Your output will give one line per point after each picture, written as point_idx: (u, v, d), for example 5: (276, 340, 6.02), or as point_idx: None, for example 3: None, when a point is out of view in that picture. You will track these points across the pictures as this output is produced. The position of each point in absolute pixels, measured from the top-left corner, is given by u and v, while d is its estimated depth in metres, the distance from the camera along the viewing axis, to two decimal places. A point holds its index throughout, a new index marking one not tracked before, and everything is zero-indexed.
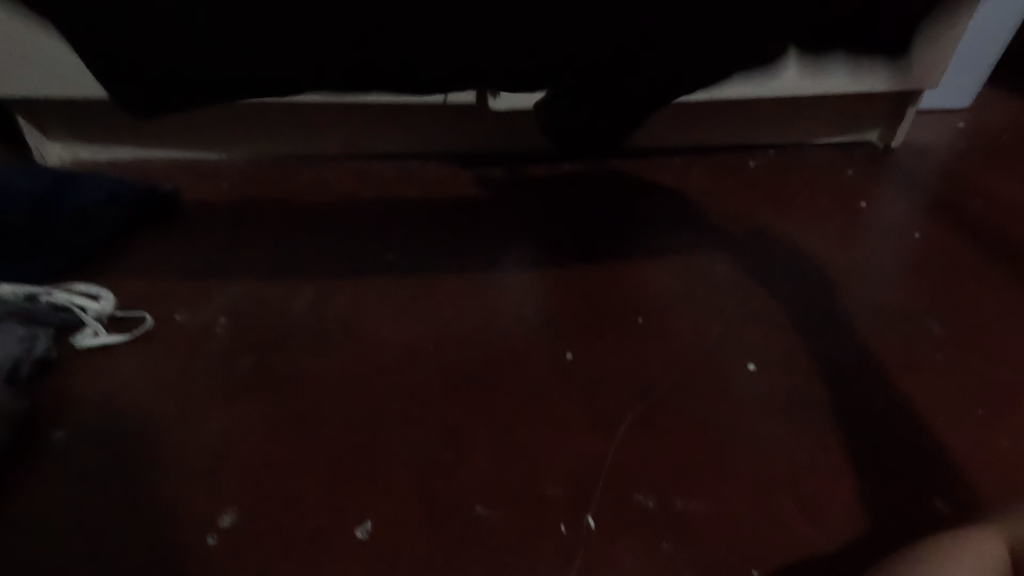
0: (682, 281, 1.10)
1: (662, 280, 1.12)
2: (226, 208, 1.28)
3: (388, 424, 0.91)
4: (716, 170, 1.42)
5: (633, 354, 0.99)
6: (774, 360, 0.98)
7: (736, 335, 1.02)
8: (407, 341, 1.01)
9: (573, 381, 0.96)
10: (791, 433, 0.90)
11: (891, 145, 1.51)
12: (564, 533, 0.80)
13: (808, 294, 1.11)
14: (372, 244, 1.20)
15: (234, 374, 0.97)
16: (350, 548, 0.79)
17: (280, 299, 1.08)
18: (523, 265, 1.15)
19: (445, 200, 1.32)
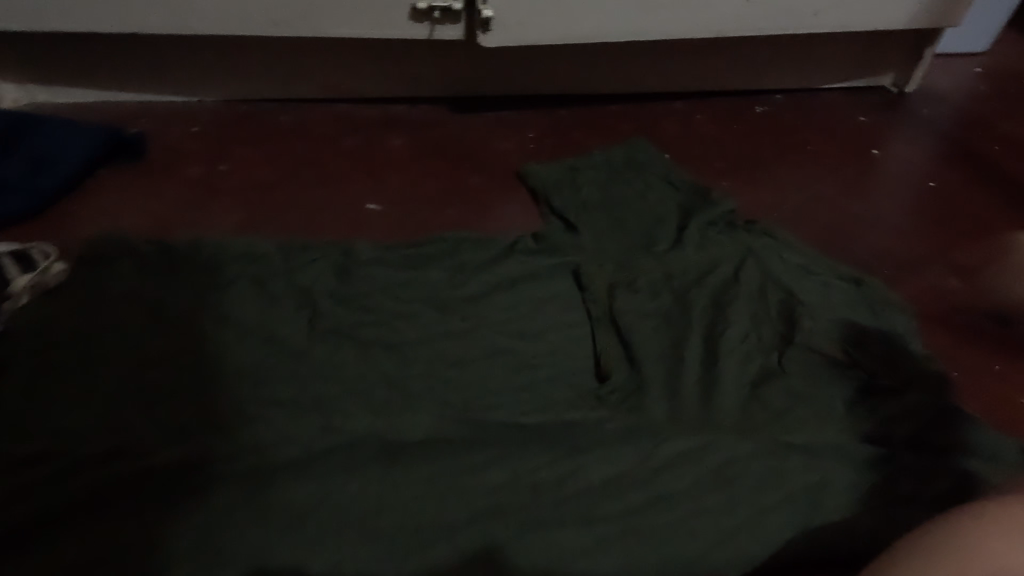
0: (690, 257, 0.95)
1: (665, 285, 0.90)
2: (198, 155, 1.19)
3: (346, 389, 0.76)
4: (721, 117, 1.33)
5: (638, 315, 0.85)
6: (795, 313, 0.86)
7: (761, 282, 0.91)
8: (372, 306, 0.85)
9: (567, 343, 0.83)
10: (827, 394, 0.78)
11: (906, 89, 1.41)
12: (557, 512, 0.67)
13: (837, 305, 0.88)
14: (354, 193, 1.12)
15: (177, 321, 0.82)
16: (296, 532, 0.65)
17: (216, 253, 0.91)
18: (519, 215, 1.09)
19: (431, 147, 1.23)
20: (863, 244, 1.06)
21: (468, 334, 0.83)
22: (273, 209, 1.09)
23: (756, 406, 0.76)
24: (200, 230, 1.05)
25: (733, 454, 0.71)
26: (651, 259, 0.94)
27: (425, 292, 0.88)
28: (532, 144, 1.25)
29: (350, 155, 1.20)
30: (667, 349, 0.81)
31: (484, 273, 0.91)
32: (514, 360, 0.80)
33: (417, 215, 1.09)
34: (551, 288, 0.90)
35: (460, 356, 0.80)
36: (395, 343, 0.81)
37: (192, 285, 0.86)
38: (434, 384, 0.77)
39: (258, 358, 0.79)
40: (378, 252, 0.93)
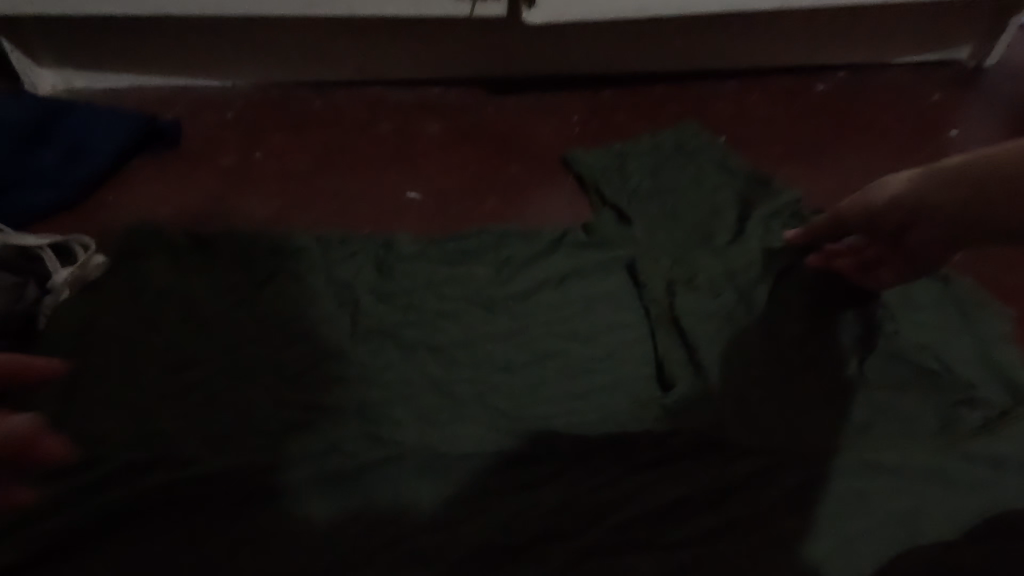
0: (754, 251, 0.87)
1: (726, 283, 0.83)
2: (232, 142, 1.16)
3: (389, 393, 0.72)
4: (779, 97, 1.24)
5: (698, 317, 0.79)
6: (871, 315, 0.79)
7: None
8: (414, 304, 0.81)
9: (622, 346, 0.78)
10: (907, 408, 0.72)
11: (985, 63, 1.28)
12: (620, 533, 0.64)
13: (923, 307, 0.81)
14: (391, 182, 1.07)
15: (216, 319, 0.79)
16: (344, 545, 0.63)
17: (252, 246, 0.87)
18: (564, 205, 1.03)
19: (469, 132, 1.17)
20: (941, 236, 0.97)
21: (519, 336, 0.78)
22: (309, 199, 1.06)
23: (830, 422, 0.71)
24: (236, 221, 1.02)
25: (807, 475, 0.67)
26: (710, 254, 0.87)
27: (469, 289, 0.83)
28: (577, 128, 1.18)
29: (387, 140, 1.15)
30: (730, 356, 0.76)
31: (532, 269, 0.86)
32: (567, 364, 0.76)
33: (457, 205, 1.04)
34: (602, 285, 0.84)
35: (509, 358, 0.76)
36: (440, 342, 0.77)
37: (230, 281, 0.83)
38: (482, 390, 0.73)
39: (300, 358, 0.76)
40: (418, 246, 0.88)
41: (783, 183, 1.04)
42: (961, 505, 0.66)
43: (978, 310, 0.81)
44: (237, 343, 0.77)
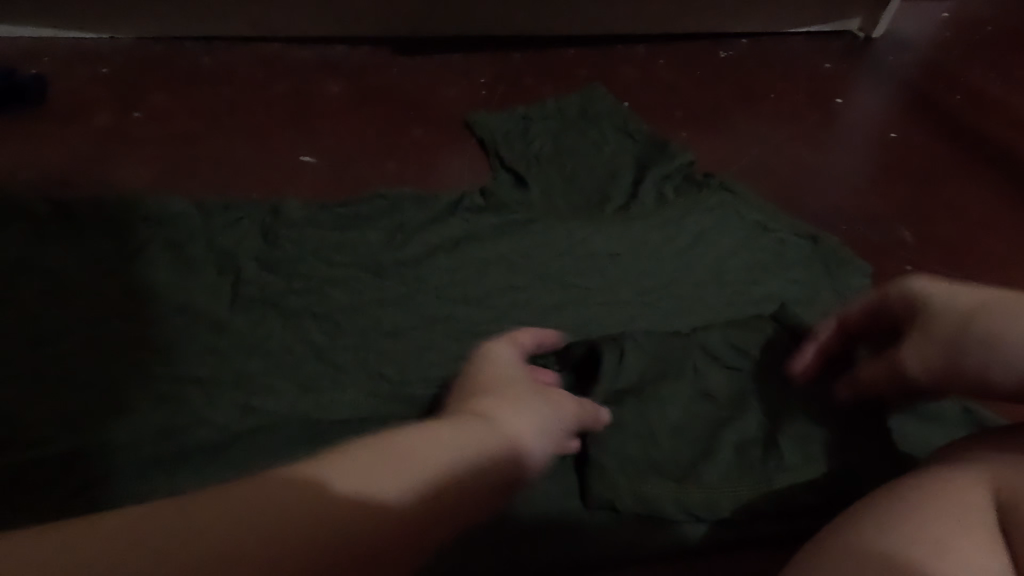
0: (642, 216, 0.90)
1: (614, 246, 0.86)
2: (108, 100, 1.06)
3: (265, 365, 0.70)
4: (683, 63, 1.26)
5: (581, 281, 0.82)
6: (742, 275, 0.84)
7: (714, 241, 0.88)
8: (298, 271, 0.79)
9: (505, 308, 0.78)
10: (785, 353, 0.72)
11: (872, 35, 1.35)
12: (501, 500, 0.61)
13: (793, 263, 0.85)
14: (285, 145, 1.03)
15: (77, 289, 0.74)
16: None
17: (122, 212, 0.81)
18: (465, 168, 1.02)
19: (371, 94, 1.13)
20: (820, 195, 1.02)
21: (409, 301, 0.77)
22: (195, 162, 0.99)
23: (700, 362, 0.69)
24: (109, 184, 0.94)
25: (724, 462, 0.62)
26: (600, 220, 0.89)
27: (359, 255, 0.81)
28: (482, 91, 1.16)
29: (282, 101, 1.09)
30: (610, 316, 0.78)
31: (426, 234, 0.85)
32: (454, 327, 0.75)
33: (354, 170, 1.00)
34: (495, 250, 0.84)
35: (397, 324, 0.75)
36: (324, 306, 0.76)
37: (95, 249, 0.78)
38: (368, 356, 0.72)
39: (173, 330, 0.72)
40: (308, 212, 0.85)
41: (681, 148, 1.07)
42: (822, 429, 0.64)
43: (842, 263, 0.85)
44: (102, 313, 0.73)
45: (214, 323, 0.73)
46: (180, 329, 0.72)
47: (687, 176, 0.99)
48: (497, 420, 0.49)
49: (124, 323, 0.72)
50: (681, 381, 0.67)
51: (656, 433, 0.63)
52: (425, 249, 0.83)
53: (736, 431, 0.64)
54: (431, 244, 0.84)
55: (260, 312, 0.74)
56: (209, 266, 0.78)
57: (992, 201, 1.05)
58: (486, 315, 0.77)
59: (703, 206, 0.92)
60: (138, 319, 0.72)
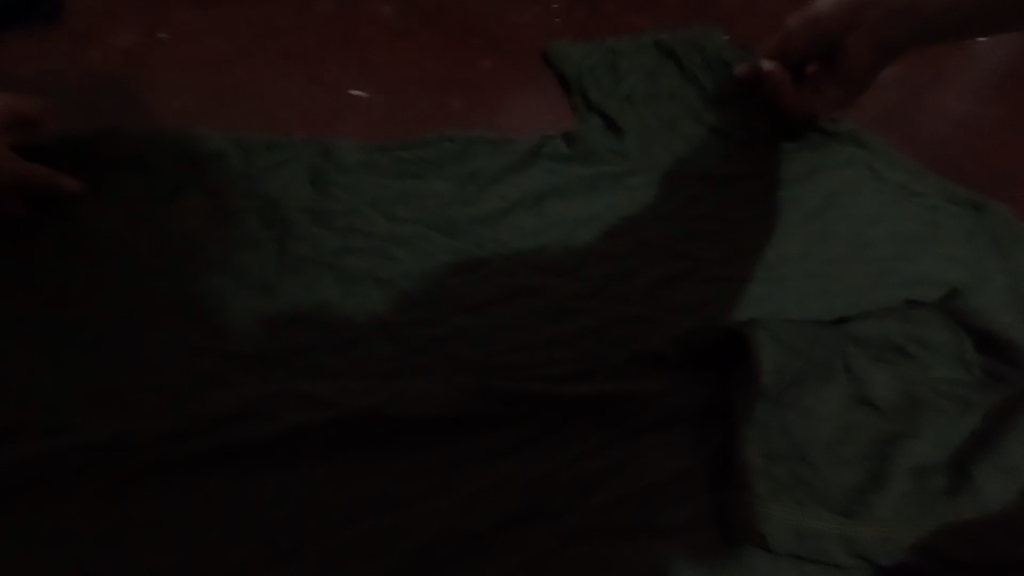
0: (762, 175, 0.74)
1: (729, 206, 0.71)
2: (130, 18, 0.92)
3: (322, 340, 0.59)
4: None
5: (695, 248, 0.67)
6: (892, 249, 0.68)
7: (853, 203, 0.72)
8: (357, 223, 0.66)
9: (604, 282, 0.64)
10: (950, 358, 0.60)
11: None
12: (619, 524, 0.52)
13: (956, 236, 0.69)
14: (330, 75, 0.88)
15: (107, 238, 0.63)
16: (276, 528, 0.50)
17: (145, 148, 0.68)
18: (539, 106, 0.87)
19: (427, 18, 0.96)
20: (975, 146, 0.83)
21: (491, 270, 0.64)
22: (230, 93, 0.85)
23: (856, 362, 0.58)
24: (130, 116, 0.81)
25: (883, 489, 0.51)
26: (711, 177, 0.74)
27: (426, 208, 0.68)
28: (557, 18, 0.98)
29: (327, 25, 0.94)
30: (734, 293, 0.64)
31: (505, 187, 0.71)
32: (543, 301, 0.62)
33: (411, 107, 0.86)
34: (588, 210, 0.70)
35: (478, 295, 0.62)
36: (389, 271, 0.63)
37: (117, 192, 0.65)
38: (444, 336, 0.59)
39: (213, 295, 0.61)
40: (364, 154, 0.72)
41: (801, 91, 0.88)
42: (1016, 456, 0.53)
43: (1018, 242, 0.69)
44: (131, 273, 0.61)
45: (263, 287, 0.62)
46: (219, 294, 0.61)
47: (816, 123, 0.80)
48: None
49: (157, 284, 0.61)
50: (827, 385, 0.56)
51: (805, 445, 0.53)
52: (505, 207, 0.69)
53: (906, 450, 0.53)
54: (514, 200, 0.70)
55: (315, 278, 0.62)
56: (252, 215, 0.66)
57: None
58: (583, 287, 0.64)
59: (838, 164, 0.76)
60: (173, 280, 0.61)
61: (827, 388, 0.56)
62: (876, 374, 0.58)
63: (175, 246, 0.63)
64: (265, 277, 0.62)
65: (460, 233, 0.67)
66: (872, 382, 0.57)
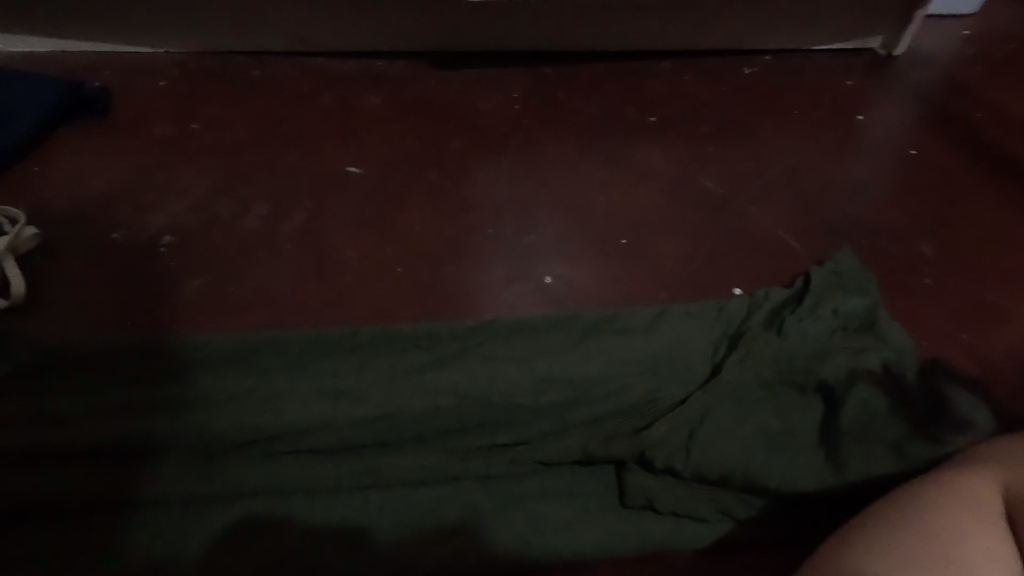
0: (670, 245, 1.02)
1: (649, 274, 0.99)
2: (165, 112, 1.13)
3: (356, 363, 0.84)
4: (710, 76, 1.28)
5: (617, 293, 0.97)
6: (780, 307, 0.90)
7: (729, 256, 1.02)
8: (378, 290, 0.95)
9: (560, 323, 0.88)
10: (814, 392, 0.82)
11: (894, 53, 1.34)
12: (561, 503, 0.77)
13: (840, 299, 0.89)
14: (330, 154, 1.09)
15: (215, 297, 0.93)
16: (332, 508, 0.75)
17: (229, 238, 0.98)
18: (502, 176, 1.08)
19: (409, 106, 1.17)
20: (838, 216, 1.09)
21: (473, 337, 0.87)
22: (248, 174, 1.06)
23: (747, 398, 0.82)
24: (171, 196, 1.02)
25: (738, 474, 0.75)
26: (636, 251, 1.01)
27: (426, 272, 0.97)
28: (517, 104, 1.19)
29: (327, 113, 1.15)
30: (654, 336, 0.87)
31: (487, 264, 0.98)
32: (513, 342, 0.87)
33: (399, 180, 1.06)
34: (546, 285, 0.97)
35: (459, 354, 0.85)
36: (398, 336, 0.86)
37: (222, 271, 0.95)
38: (436, 390, 0.81)
39: (281, 343, 0.85)
40: (378, 240, 0.99)
41: (701, 174, 1.12)
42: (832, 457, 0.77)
43: (866, 291, 0.91)
44: (192, 344, 0.85)
45: (318, 346, 0.85)
46: (291, 350, 0.85)
47: (754, 235, 1.04)
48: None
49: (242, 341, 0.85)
50: (711, 405, 0.81)
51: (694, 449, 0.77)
52: (490, 279, 0.97)
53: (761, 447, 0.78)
54: (496, 275, 0.97)
55: (353, 340, 0.86)
56: (304, 283, 0.95)
57: (1006, 221, 1.10)
58: (549, 334, 0.88)
59: (731, 242, 1.03)
60: (253, 339, 0.85)
61: (710, 408, 0.80)
62: (746, 398, 0.82)
63: (260, 312, 0.92)
64: (315, 343, 0.85)
65: (456, 305, 0.94)
66: (740, 403, 0.82)
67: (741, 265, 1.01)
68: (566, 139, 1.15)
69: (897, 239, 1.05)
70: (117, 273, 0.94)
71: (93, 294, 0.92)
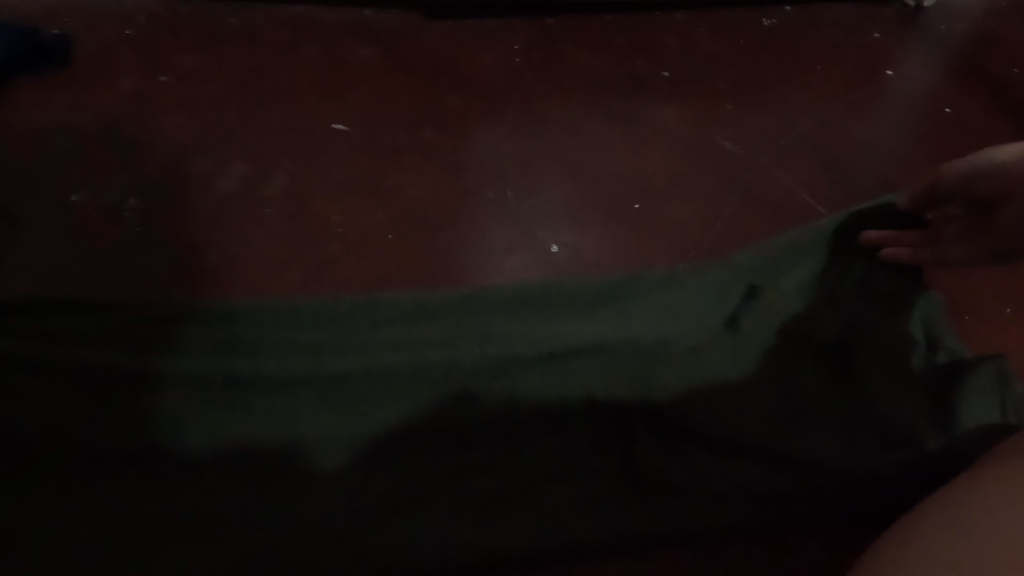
0: (685, 211, 0.94)
1: (663, 242, 0.91)
2: (130, 64, 1.02)
3: None
4: (726, 28, 1.18)
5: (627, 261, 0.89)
6: (803, 275, 0.81)
7: (748, 223, 0.94)
8: (368, 259, 0.87)
9: (562, 293, 0.79)
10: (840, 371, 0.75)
11: (924, 3, 1.23)
12: (571, 491, 0.70)
13: (871, 266, 0.80)
14: (313, 111, 0.99)
15: (187, 267, 0.84)
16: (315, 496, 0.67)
17: (203, 203, 0.90)
18: (502, 136, 0.99)
19: (398, 59, 1.07)
20: (866, 180, 1.00)
21: (467, 306, 0.77)
22: (222, 133, 0.96)
23: (767, 373, 0.75)
24: (137, 156, 0.93)
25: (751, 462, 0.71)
26: (649, 216, 0.93)
27: (420, 239, 0.89)
28: (517, 57, 1.09)
29: (310, 66, 1.05)
30: (664, 307, 0.79)
31: (488, 230, 0.90)
32: (509, 313, 0.78)
33: (390, 139, 0.97)
34: (551, 254, 0.89)
35: (452, 325, 0.76)
36: (383, 305, 0.76)
37: (195, 238, 0.87)
38: (427, 359, 0.73)
39: (250, 315, 0.75)
40: (368, 204, 0.91)
41: (718, 134, 1.03)
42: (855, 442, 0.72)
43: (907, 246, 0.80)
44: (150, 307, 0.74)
45: (292, 319, 0.75)
46: (260, 323, 0.74)
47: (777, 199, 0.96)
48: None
49: (208, 311, 0.74)
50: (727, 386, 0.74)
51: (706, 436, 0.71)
52: (491, 247, 0.89)
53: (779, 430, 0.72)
54: (497, 242, 0.89)
55: (333, 312, 0.75)
56: (287, 251, 0.87)
57: None
58: (550, 304, 0.79)
59: (752, 207, 0.95)
60: (220, 310, 0.74)
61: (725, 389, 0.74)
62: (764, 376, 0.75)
63: (238, 283, 0.84)
64: (290, 316, 0.75)
65: (452, 275, 0.86)
66: (759, 382, 0.75)
67: (762, 232, 0.93)
68: (572, 96, 1.06)
69: None
70: (79, 241, 0.85)
71: (53, 265, 0.83)
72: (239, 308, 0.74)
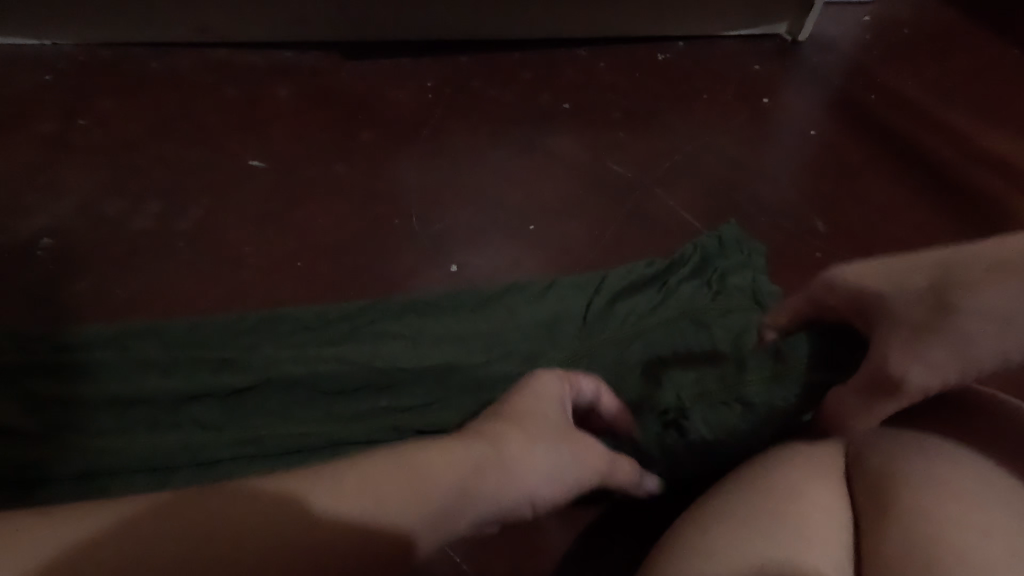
0: (579, 230, 1.03)
1: (556, 258, 1.00)
2: (51, 107, 1.06)
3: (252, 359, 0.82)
4: (624, 64, 1.29)
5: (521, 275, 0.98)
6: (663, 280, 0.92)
7: (637, 238, 1.04)
8: (279, 287, 0.92)
9: (452, 302, 0.88)
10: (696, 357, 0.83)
11: (800, 37, 1.38)
12: None
13: (728, 272, 0.91)
14: (230, 149, 1.05)
15: (99, 299, 0.88)
16: None
17: (117, 239, 0.94)
18: (411, 167, 1.07)
19: (316, 98, 1.14)
20: (740, 197, 1.12)
21: (366, 316, 0.85)
22: (141, 172, 1.01)
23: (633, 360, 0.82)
24: (54, 195, 0.97)
25: None
26: (546, 234, 1.02)
27: (331, 264, 0.95)
28: (429, 93, 1.18)
29: (230, 107, 1.10)
30: (541, 311, 0.88)
31: (395, 254, 0.97)
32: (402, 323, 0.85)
33: (305, 173, 1.04)
34: (453, 273, 0.96)
35: (347, 333, 0.84)
36: (290, 319, 0.84)
37: (110, 272, 0.91)
38: (319, 366, 0.79)
39: (166, 339, 0.81)
40: (280, 235, 0.97)
41: (612, 160, 1.13)
42: None
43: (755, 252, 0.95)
44: (70, 335, 0.80)
45: (201, 339, 0.82)
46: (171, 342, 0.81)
47: (662, 216, 1.07)
48: (510, 472, 0.48)
49: (123, 336, 0.81)
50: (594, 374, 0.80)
51: None
52: (397, 269, 0.96)
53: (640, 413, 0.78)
54: (401, 264, 0.96)
55: (240, 331, 0.83)
56: (198, 281, 0.91)
57: (895, 196, 1.16)
58: (435, 311, 0.87)
59: (640, 225, 1.06)
60: (136, 334, 0.81)
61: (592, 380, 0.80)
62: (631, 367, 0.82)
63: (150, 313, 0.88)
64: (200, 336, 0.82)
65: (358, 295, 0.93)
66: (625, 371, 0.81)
67: (648, 245, 1.03)
68: (478, 128, 1.15)
69: (791, 217, 1.10)
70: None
71: None
72: (158, 333, 0.81)
